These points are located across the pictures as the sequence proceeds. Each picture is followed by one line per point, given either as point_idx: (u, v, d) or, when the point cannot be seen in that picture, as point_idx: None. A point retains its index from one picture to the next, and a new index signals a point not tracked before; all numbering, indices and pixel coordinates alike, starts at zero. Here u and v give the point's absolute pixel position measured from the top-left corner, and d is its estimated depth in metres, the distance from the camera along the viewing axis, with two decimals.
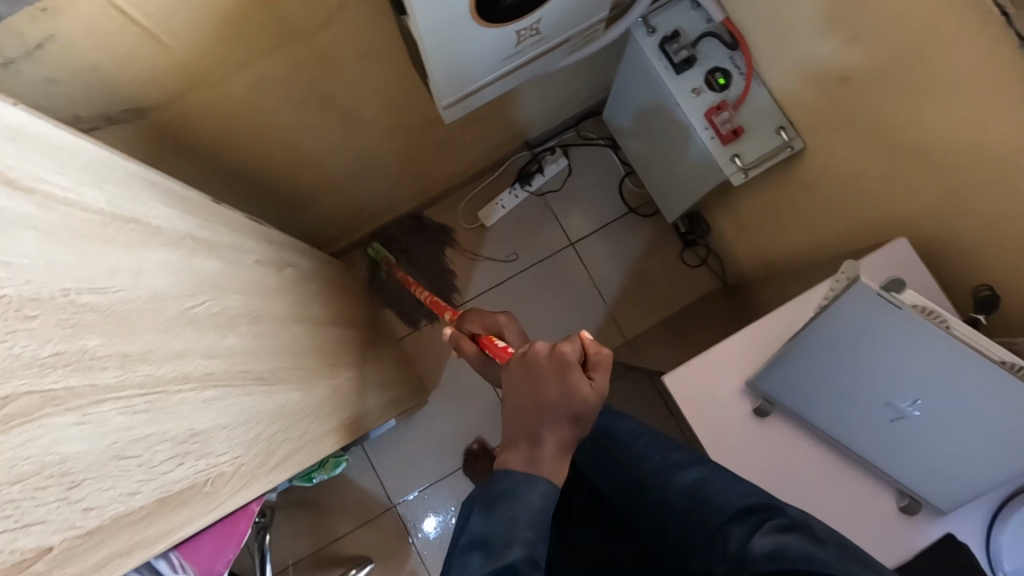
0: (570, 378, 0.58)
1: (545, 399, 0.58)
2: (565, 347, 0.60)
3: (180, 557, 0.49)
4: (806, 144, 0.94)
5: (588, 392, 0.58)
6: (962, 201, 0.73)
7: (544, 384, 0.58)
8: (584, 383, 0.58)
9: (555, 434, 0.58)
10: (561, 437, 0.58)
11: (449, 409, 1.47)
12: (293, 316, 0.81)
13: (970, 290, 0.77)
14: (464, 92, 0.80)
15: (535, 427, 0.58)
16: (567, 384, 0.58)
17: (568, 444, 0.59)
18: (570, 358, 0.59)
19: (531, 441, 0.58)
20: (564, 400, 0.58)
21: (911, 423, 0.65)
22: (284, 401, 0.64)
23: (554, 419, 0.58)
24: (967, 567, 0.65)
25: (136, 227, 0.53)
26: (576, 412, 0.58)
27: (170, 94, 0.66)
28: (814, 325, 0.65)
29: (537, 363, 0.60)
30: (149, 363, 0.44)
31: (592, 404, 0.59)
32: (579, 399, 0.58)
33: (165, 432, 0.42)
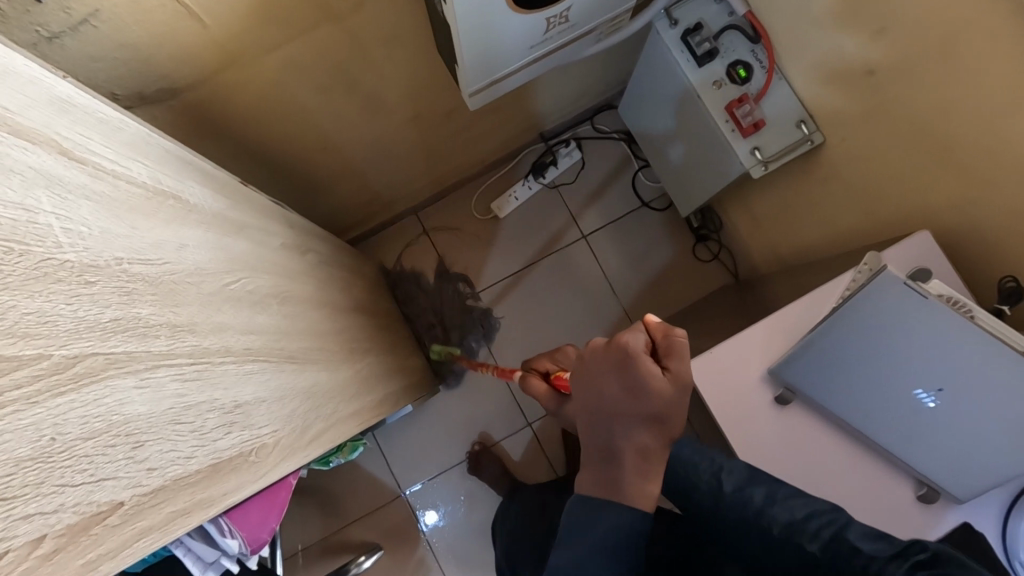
0: (637, 371, 0.53)
1: (612, 405, 0.54)
2: (629, 337, 0.55)
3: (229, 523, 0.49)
4: (825, 139, 0.95)
5: (661, 386, 0.53)
6: (986, 195, 0.73)
7: (609, 385, 0.55)
8: (654, 376, 0.53)
9: (633, 438, 0.54)
10: (640, 443, 0.54)
11: (459, 399, 1.48)
12: (316, 298, 0.82)
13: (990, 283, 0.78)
14: (492, 78, 0.80)
15: (609, 437, 0.55)
16: (635, 382, 0.53)
17: (651, 448, 0.55)
18: (633, 349, 0.54)
19: (607, 459, 0.56)
20: (635, 400, 0.53)
21: (932, 413, 0.66)
22: (314, 380, 0.65)
23: (628, 425, 0.54)
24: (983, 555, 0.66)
25: (176, 203, 0.54)
26: (654, 411, 0.53)
27: (203, 74, 0.67)
28: (839, 312, 0.66)
29: (600, 362, 0.56)
30: (195, 334, 0.44)
31: (669, 398, 0.53)
32: (652, 396, 0.53)
33: (214, 401, 0.43)
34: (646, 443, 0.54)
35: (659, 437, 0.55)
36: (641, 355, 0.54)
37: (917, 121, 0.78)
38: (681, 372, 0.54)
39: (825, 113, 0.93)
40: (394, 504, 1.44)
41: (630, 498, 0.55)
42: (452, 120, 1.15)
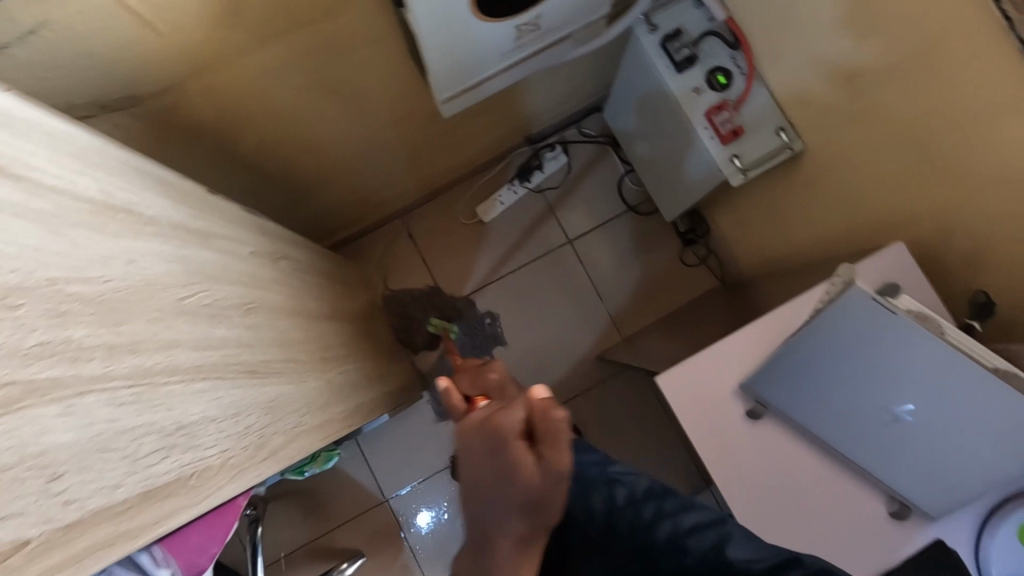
0: (508, 455, 0.50)
1: (483, 489, 0.51)
2: (502, 419, 0.52)
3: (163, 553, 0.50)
4: (805, 146, 0.94)
5: (530, 475, 0.50)
6: (967, 205, 0.72)
7: (478, 469, 0.52)
8: (524, 463, 0.50)
9: (505, 529, 0.50)
10: (511, 534, 0.51)
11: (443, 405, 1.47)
12: (288, 308, 0.81)
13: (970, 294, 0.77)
14: (466, 85, 0.79)
15: (480, 524, 0.52)
16: (504, 468, 0.50)
17: (527, 538, 0.51)
18: (504, 430, 0.51)
19: (478, 549, 0.52)
20: (503, 487, 0.50)
21: (907, 427, 0.65)
22: (278, 393, 0.64)
23: (498, 513, 0.50)
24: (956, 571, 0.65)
25: (129, 217, 0.52)
26: (522, 500, 0.50)
27: (166, 82, 0.65)
28: (811, 327, 0.64)
29: (472, 443, 0.53)
30: (138, 354, 0.43)
31: (540, 486, 0.50)
32: (519, 485, 0.50)
33: (153, 424, 0.41)
34: (518, 532, 0.51)
35: (535, 525, 0.51)
36: (511, 439, 0.51)
37: (896, 130, 0.77)
38: (554, 456, 0.51)
39: (806, 120, 0.92)
40: (377, 510, 1.43)
41: None
42: (433, 125, 1.14)
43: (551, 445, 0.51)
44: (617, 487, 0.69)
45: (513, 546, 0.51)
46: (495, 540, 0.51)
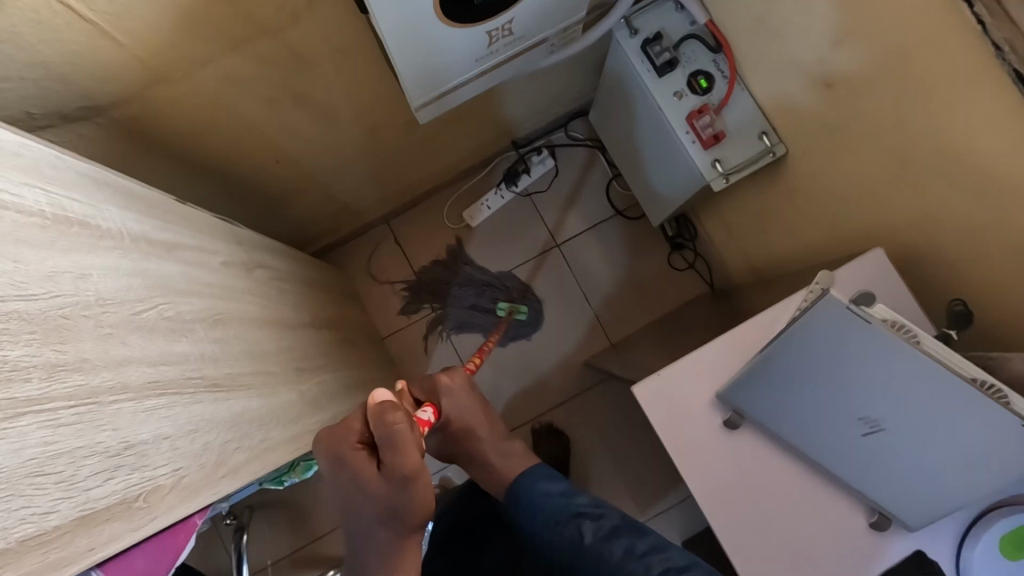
0: (352, 466, 0.61)
1: (345, 501, 0.61)
2: (340, 437, 0.63)
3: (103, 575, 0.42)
4: (788, 150, 0.93)
5: (376, 483, 0.60)
6: (948, 211, 0.71)
7: (331, 483, 0.63)
8: (368, 473, 0.60)
9: (371, 532, 0.60)
10: (376, 537, 0.60)
11: None
12: (261, 318, 0.79)
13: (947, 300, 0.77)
14: (438, 91, 0.78)
15: (352, 536, 0.61)
16: (353, 482, 0.60)
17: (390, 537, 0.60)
18: (343, 446, 0.62)
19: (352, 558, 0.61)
20: (359, 499, 0.60)
21: (883, 438, 0.63)
22: (244, 407, 0.63)
23: (365, 522, 0.60)
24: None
25: (84, 230, 0.51)
26: (379, 505, 0.60)
27: (129, 91, 0.64)
28: (784, 338, 0.63)
29: (325, 463, 0.63)
30: (84, 372, 0.42)
31: (386, 487, 0.59)
32: (368, 493, 0.60)
33: (97, 444, 0.40)
34: (387, 534, 0.60)
35: (397, 522, 0.60)
36: (354, 456, 0.61)
37: (876, 134, 0.76)
38: (395, 462, 0.59)
39: (787, 125, 0.91)
40: None
41: None
42: (414, 130, 1.13)
43: (391, 451, 0.60)
44: (584, 522, 0.72)
45: (382, 549, 0.60)
46: (365, 549, 0.60)
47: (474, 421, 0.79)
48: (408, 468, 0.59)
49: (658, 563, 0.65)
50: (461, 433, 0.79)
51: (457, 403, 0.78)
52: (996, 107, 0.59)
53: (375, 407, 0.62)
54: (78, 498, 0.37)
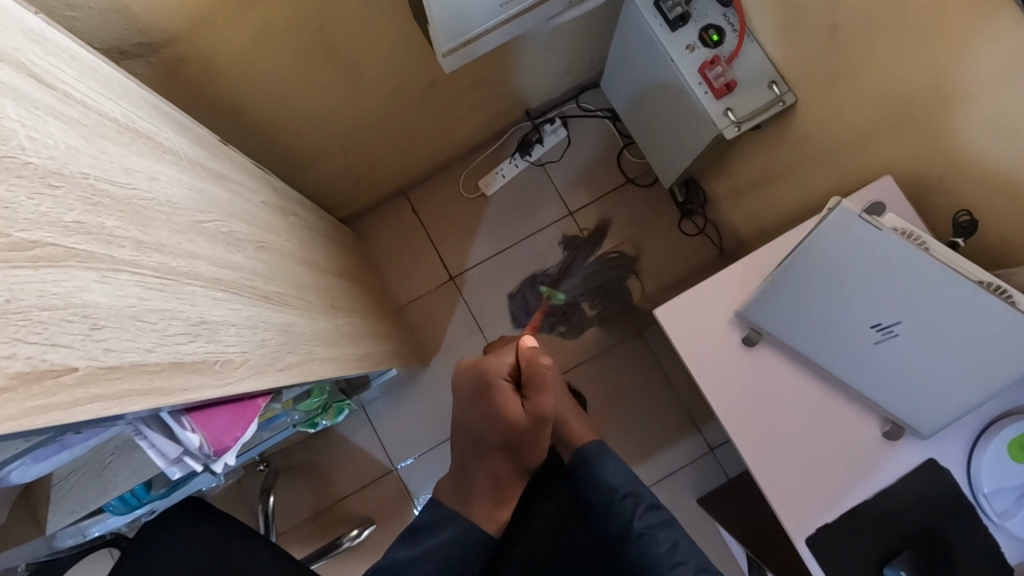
0: (500, 399, 0.73)
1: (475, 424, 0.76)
2: (493, 366, 0.76)
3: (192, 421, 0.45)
4: (797, 98, 0.97)
5: (519, 417, 0.72)
6: (956, 138, 0.74)
7: (469, 404, 0.76)
8: (512, 407, 0.72)
9: (487, 468, 0.76)
10: (491, 468, 0.76)
11: (447, 374, 1.48)
12: (298, 257, 0.84)
13: (950, 217, 0.80)
14: (464, 38, 0.82)
15: (476, 455, 0.77)
16: (494, 411, 0.73)
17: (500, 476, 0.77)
18: (496, 378, 0.74)
19: (461, 474, 0.79)
20: (495, 425, 0.73)
21: (895, 345, 0.67)
22: (290, 322, 0.67)
23: (491, 449, 0.76)
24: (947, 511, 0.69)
25: (149, 143, 0.55)
26: (513, 437, 0.74)
27: (179, 30, 0.69)
28: (801, 251, 0.67)
29: (470, 385, 0.76)
30: (162, 254, 0.46)
31: (524, 424, 0.73)
32: (509, 426, 0.73)
33: (178, 311, 0.44)
34: (506, 463, 0.76)
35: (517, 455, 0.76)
36: (503, 389, 0.73)
37: (881, 73, 0.80)
38: (538, 402, 0.73)
39: (796, 73, 0.94)
40: (385, 478, 1.45)
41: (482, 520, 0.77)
42: (434, 93, 1.17)
43: (535, 393, 0.73)
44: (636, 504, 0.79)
45: (496, 477, 0.77)
46: (482, 475, 0.77)
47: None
48: (542, 411, 0.73)
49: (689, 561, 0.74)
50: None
51: None
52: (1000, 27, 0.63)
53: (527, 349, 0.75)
54: (169, 348, 0.41)
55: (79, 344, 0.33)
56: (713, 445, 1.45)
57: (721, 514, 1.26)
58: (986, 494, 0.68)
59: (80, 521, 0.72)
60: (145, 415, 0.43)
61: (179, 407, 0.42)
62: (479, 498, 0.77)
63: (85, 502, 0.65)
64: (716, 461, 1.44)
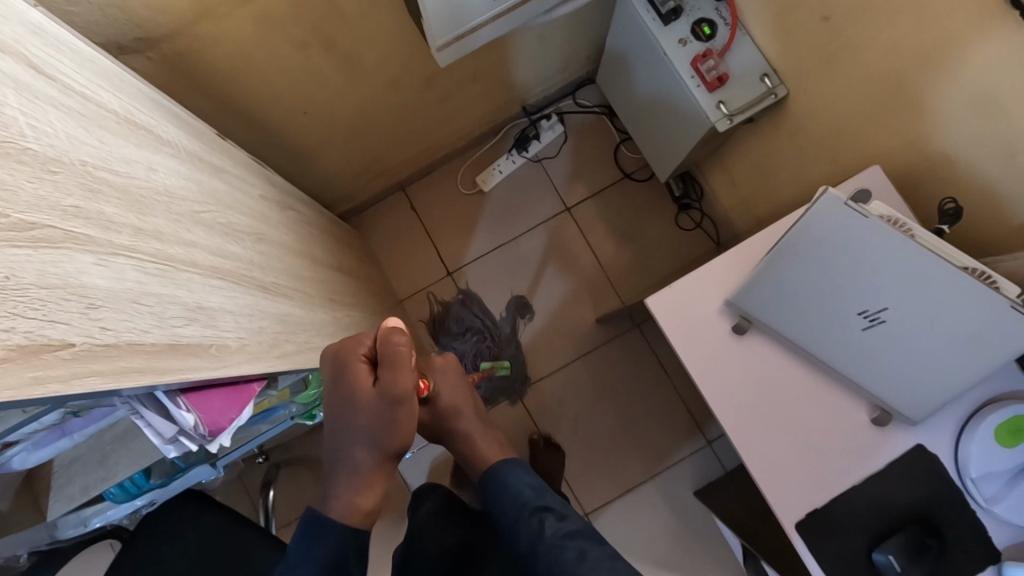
0: (353, 378, 0.61)
1: (334, 412, 0.63)
2: (348, 349, 0.63)
3: (188, 402, 0.46)
4: (789, 91, 0.98)
5: (368, 398, 0.61)
6: (947, 126, 0.75)
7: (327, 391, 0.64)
8: (363, 386, 0.61)
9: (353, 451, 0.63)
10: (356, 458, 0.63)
11: None
12: (295, 249, 0.85)
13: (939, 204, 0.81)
14: (460, 31, 0.84)
15: (336, 450, 0.64)
16: (347, 393, 0.61)
17: (366, 464, 0.63)
18: (353, 358, 0.62)
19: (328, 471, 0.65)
20: (350, 413, 0.61)
21: (882, 330, 0.68)
22: (288, 311, 0.68)
23: (346, 429, 0.62)
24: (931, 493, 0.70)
25: (147, 135, 0.56)
26: (364, 421, 0.61)
27: (177, 24, 0.70)
28: (789, 238, 0.67)
29: (328, 373, 0.64)
30: (159, 241, 0.47)
31: (378, 405, 0.60)
32: (359, 405, 0.61)
33: (175, 296, 0.45)
34: (368, 454, 0.63)
35: (378, 441, 0.62)
36: (356, 368, 0.62)
37: (872, 63, 0.81)
38: (390, 380, 0.60)
39: (789, 66, 0.95)
40: None
41: (341, 513, 0.64)
42: (431, 88, 1.18)
43: (387, 369, 0.61)
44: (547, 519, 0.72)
45: (359, 464, 0.63)
46: (344, 465, 0.63)
47: (464, 403, 0.79)
48: (395, 389, 0.60)
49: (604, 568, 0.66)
50: (448, 412, 0.78)
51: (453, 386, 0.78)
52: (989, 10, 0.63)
53: (387, 327, 0.64)
54: (165, 330, 0.42)
55: (77, 322, 0.34)
56: (710, 437, 1.46)
57: (719, 504, 1.27)
58: (973, 478, 0.69)
59: (81, 508, 0.73)
60: (144, 394, 0.43)
61: (175, 387, 0.44)
62: (339, 489, 0.64)
63: (87, 489, 0.66)
64: (714, 454, 1.45)
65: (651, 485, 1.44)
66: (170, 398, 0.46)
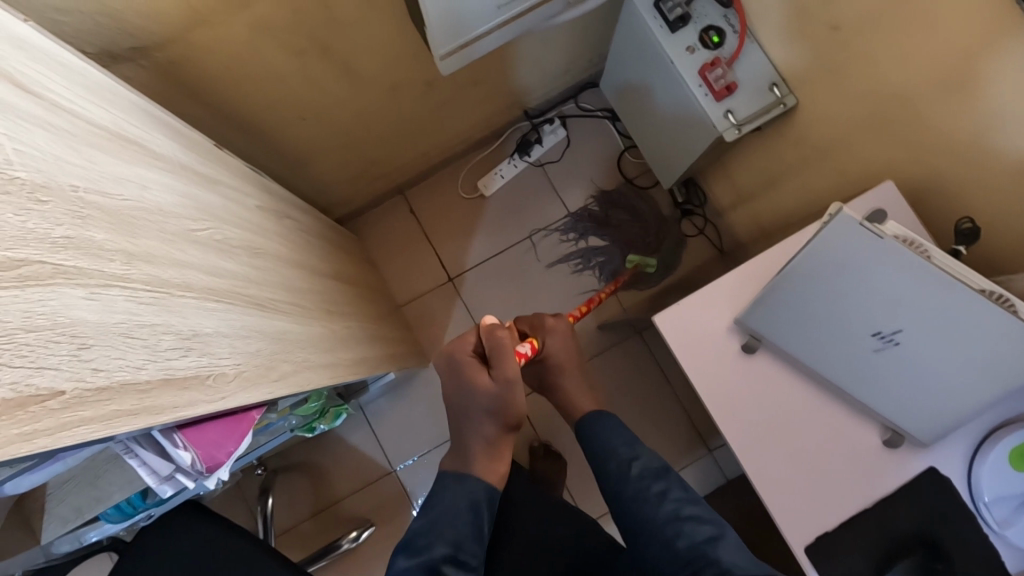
0: (469, 373, 0.74)
1: (456, 401, 0.76)
2: (458, 349, 0.77)
3: (184, 439, 0.46)
4: (798, 101, 0.96)
5: (486, 384, 0.73)
6: (959, 143, 0.73)
7: (450, 385, 0.77)
8: (480, 379, 0.73)
9: (480, 434, 0.74)
10: (483, 435, 0.74)
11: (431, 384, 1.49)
12: (291, 261, 0.83)
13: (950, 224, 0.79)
14: (463, 39, 0.82)
15: (462, 428, 0.75)
16: (466, 381, 0.74)
17: (493, 441, 0.75)
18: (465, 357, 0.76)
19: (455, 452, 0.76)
20: (473, 397, 0.74)
21: (893, 353, 0.67)
22: (283, 329, 0.66)
23: (473, 417, 0.74)
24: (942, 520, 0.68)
25: (139, 150, 0.54)
26: (486, 406, 0.73)
27: (174, 31, 0.68)
28: (801, 259, 0.66)
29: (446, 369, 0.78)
30: (152, 266, 0.45)
31: (496, 390, 0.72)
32: (479, 393, 0.73)
33: (169, 324, 0.43)
34: (493, 425, 0.74)
35: (500, 419, 0.74)
36: (470, 363, 0.75)
37: (885, 74, 0.79)
38: (503, 367, 0.72)
39: (797, 74, 0.94)
40: (385, 478, 1.44)
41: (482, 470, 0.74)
42: (431, 93, 1.16)
43: (498, 357, 0.73)
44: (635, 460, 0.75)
45: (487, 441, 0.74)
46: (473, 435, 0.74)
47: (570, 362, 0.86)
48: (510, 375, 0.72)
49: (692, 510, 0.69)
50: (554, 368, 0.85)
51: (559, 343, 0.86)
52: (1012, 23, 0.61)
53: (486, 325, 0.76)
54: (160, 364, 0.40)
55: (66, 365, 0.32)
56: (711, 446, 1.45)
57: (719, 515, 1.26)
58: (987, 502, 0.67)
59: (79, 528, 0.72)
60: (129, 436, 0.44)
61: (181, 421, 0.43)
62: (478, 457, 0.74)
63: (80, 511, 0.64)
64: (715, 462, 1.44)
65: None
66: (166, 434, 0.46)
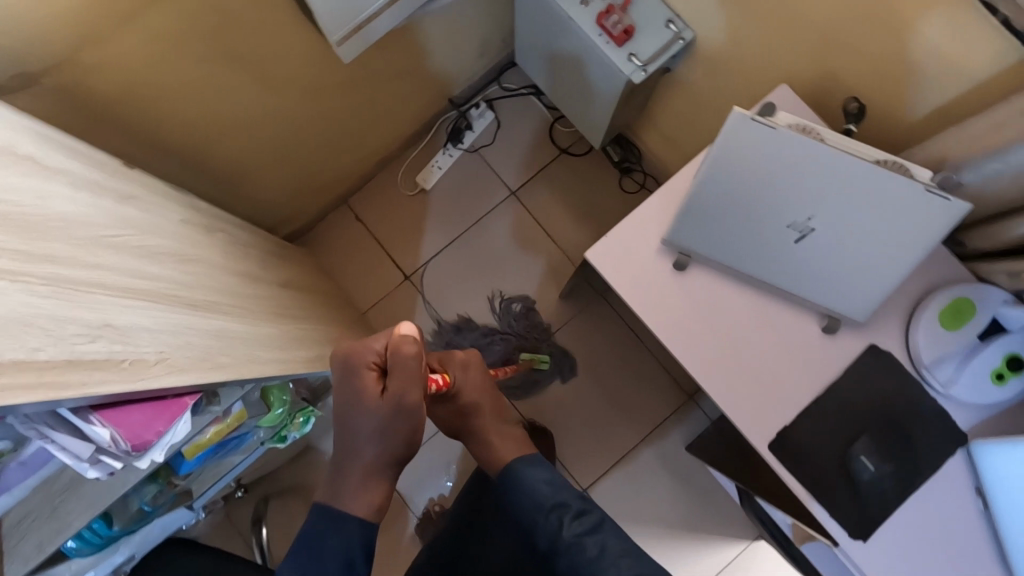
0: (359, 385, 0.66)
1: (340, 411, 0.68)
2: (358, 353, 0.67)
3: (103, 418, 0.48)
4: (696, 33, 0.99)
5: (378, 404, 0.66)
6: (843, 35, 0.76)
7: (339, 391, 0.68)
8: (373, 396, 0.66)
9: (366, 453, 0.68)
10: (366, 459, 0.69)
11: None
12: (228, 270, 0.82)
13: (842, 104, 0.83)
14: (355, 22, 0.83)
15: (346, 451, 0.69)
16: (357, 398, 0.66)
17: (378, 464, 0.69)
18: (359, 364, 0.67)
19: (337, 470, 0.70)
20: (358, 413, 0.66)
21: (813, 239, 0.69)
22: (222, 326, 0.66)
23: (359, 432, 0.67)
24: (890, 391, 0.71)
25: (33, 164, 0.54)
26: (374, 424, 0.66)
27: (59, 54, 0.68)
28: (710, 162, 0.68)
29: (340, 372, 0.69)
30: (54, 263, 0.45)
31: (386, 413, 0.66)
32: (368, 409, 0.66)
33: (76, 316, 0.43)
34: (375, 452, 0.68)
35: (389, 442, 0.67)
36: (365, 374, 0.66)
37: None
38: (403, 388, 0.65)
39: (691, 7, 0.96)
40: None
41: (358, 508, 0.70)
42: (349, 92, 1.16)
43: (399, 374, 0.65)
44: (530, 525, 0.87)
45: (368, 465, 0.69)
46: (354, 464, 0.69)
47: (485, 402, 0.91)
48: (407, 396, 0.65)
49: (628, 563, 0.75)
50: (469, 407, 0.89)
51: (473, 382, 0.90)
52: None
53: (396, 336, 0.67)
54: (65, 348, 0.41)
55: None
56: (692, 392, 1.47)
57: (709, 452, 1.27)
58: (927, 367, 0.70)
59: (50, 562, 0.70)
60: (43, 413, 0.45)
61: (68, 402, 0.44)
62: (352, 491, 0.70)
63: (42, 546, 0.63)
64: (698, 406, 1.46)
65: (645, 451, 1.45)
66: (84, 413, 0.48)
